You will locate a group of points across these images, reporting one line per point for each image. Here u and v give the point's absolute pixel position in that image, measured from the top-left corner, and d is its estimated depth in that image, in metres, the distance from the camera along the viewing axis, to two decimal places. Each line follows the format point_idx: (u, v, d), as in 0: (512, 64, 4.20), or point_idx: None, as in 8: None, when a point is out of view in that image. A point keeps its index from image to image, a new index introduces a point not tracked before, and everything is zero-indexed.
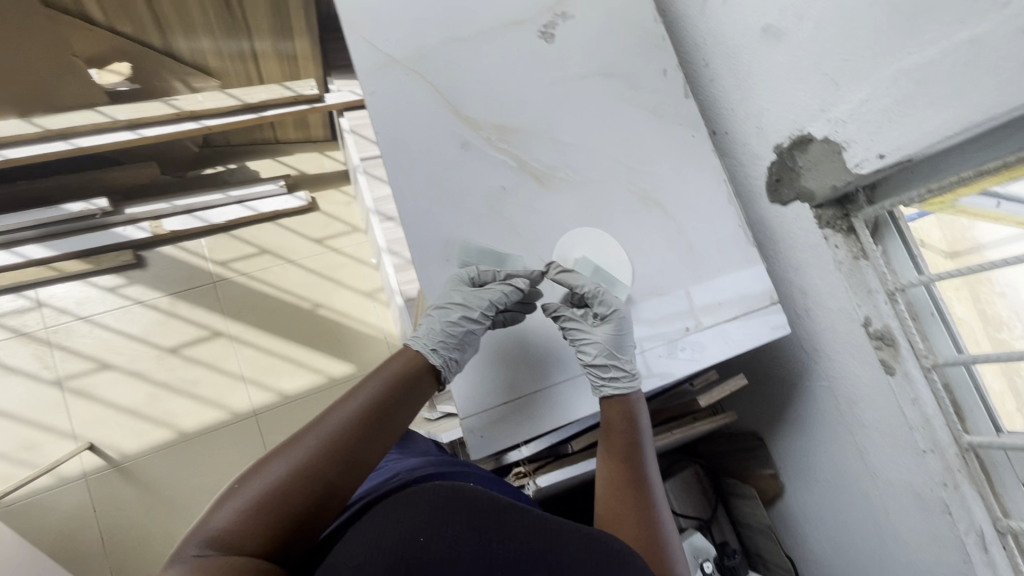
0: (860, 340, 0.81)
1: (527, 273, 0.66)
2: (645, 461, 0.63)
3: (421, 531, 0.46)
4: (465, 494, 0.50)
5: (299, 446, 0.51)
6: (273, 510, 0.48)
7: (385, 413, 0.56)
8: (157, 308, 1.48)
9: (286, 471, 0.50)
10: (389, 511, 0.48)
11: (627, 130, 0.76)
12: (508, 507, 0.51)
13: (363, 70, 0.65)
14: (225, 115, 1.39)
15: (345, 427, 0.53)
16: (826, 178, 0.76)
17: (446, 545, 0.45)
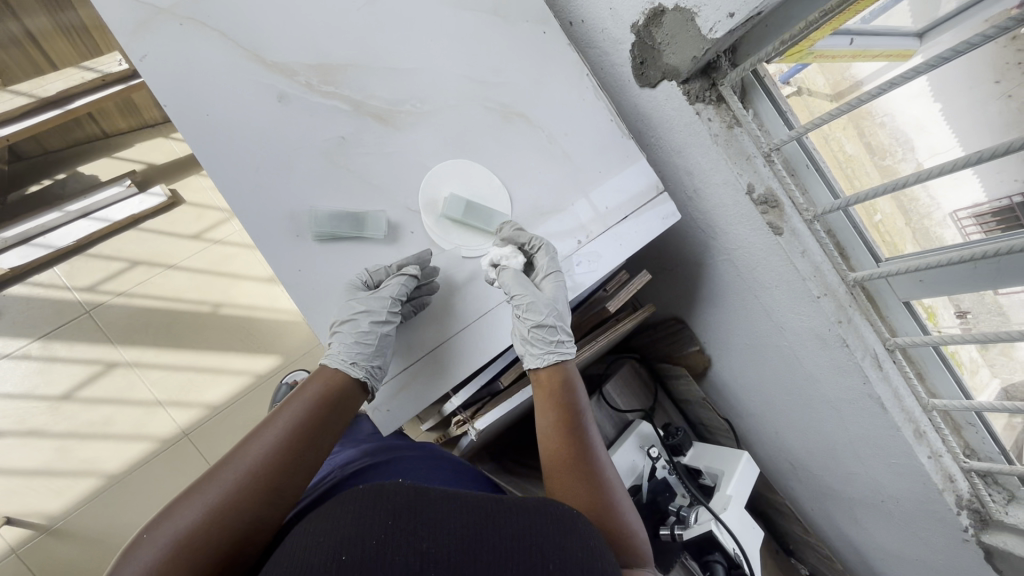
0: (747, 209, 0.80)
1: (413, 256, 0.61)
2: (585, 424, 0.61)
3: (344, 548, 0.41)
4: (390, 492, 0.45)
5: (217, 483, 0.49)
6: (187, 555, 0.46)
7: (307, 440, 0.54)
8: (30, 356, 1.31)
9: (202, 512, 0.48)
10: (313, 526, 0.43)
11: (469, 40, 0.68)
12: (442, 500, 0.45)
13: (121, 32, 0.53)
14: (21, 118, 1.15)
15: (265, 459, 0.52)
16: (685, 51, 0.72)
17: (375, 554, 0.40)
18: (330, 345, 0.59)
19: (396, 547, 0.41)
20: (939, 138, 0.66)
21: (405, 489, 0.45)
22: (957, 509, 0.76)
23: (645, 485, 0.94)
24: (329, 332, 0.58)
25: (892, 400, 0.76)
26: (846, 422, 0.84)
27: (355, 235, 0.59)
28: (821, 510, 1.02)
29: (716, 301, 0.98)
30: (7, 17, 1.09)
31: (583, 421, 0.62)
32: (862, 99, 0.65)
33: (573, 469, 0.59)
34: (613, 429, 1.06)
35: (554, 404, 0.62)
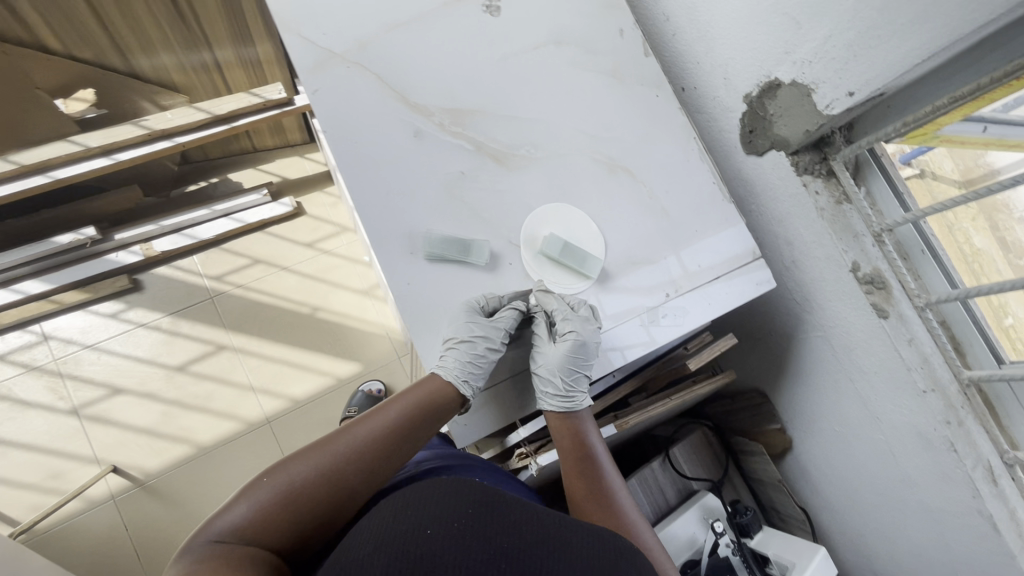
0: (849, 287, 0.78)
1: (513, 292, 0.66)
2: (601, 463, 0.63)
3: (430, 524, 0.42)
4: (469, 485, 0.47)
5: (326, 452, 0.49)
6: (287, 513, 0.46)
7: (412, 434, 0.54)
8: (159, 328, 1.50)
9: (309, 474, 0.48)
10: (397, 502, 0.45)
11: (586, 98, 0.74)
12: (517, 502, 0.47)
13: (302, 69, 0.64)
14: (197, 129, 1.38)
15: (373, 441, 0.51)
16: (798, 123, 0.73)
17: (458, 534, 0.42)
18: (442, 358, 0.59)
19: (476, 533, 0.42)
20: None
21: (481, 487, 0.47)
22: None
23: (704, 561, 0.90)
24: (443, 348, 0.58)
25: (1007, 521, 0.68)
26: (945, 536, 0.76)
27: (460, 259, 0.63)
28: None
29: (803, 379, 0.93)
30: (202, 47, 1.31)
31: (598, 461, 0.63)
32: (989, 189, 0.62)
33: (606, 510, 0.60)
34: (675, 497, 1.01)
35: (570, 452, 0.63)
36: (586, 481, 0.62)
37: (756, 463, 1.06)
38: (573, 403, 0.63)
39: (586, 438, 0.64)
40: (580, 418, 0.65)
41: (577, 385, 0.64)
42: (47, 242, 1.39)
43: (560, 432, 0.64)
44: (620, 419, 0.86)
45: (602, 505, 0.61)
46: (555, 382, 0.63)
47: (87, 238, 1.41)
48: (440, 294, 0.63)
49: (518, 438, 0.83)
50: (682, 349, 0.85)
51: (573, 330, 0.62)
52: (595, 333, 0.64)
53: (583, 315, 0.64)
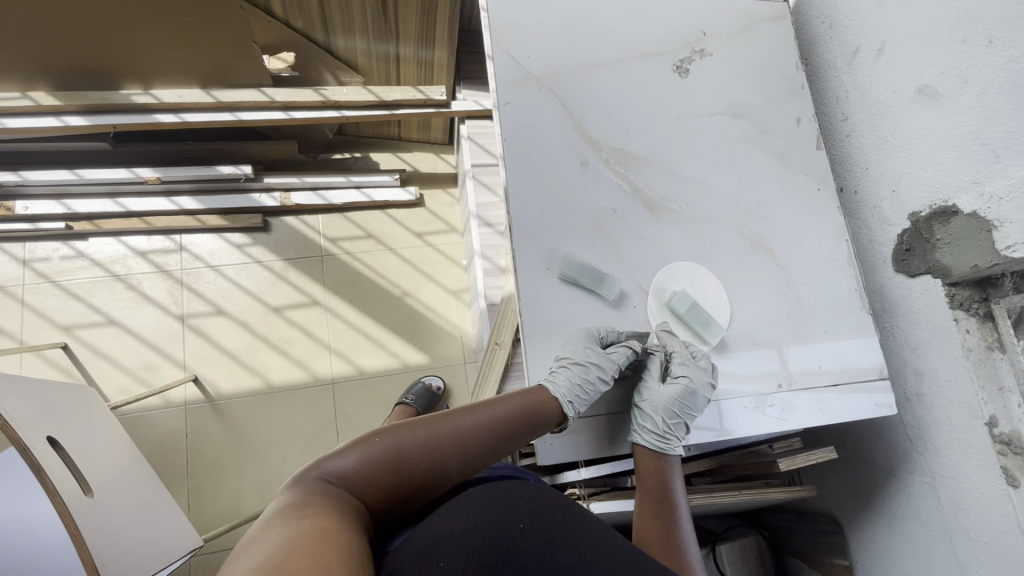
0: (980, 441, 0.71)
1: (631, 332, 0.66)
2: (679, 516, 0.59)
3: (522, 518, 0.43)
4: (554, 492, 0.48)
5: (431, 428, 0.49)
6: (383, 478, 0.46)
7: (513, 436, 0.53)
8: (271, 269, 1.64)
9: (413, 443, 0.48)
10: (488, 489, 0.46)
11: (747, 174, 0.75)
12: (598, 521, 0.48)
13: (502, 82, 0.70)
14: (364, 109, 1.55)
15: (477, 430, 0.51)
16: (966, 256, 0.70)
17: (548, 534, 0.43)
18: (552, 373, 0.60)
19: (565, 538, 0.43)
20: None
21: (564, 496, 0.48)
22: None
23: None
24: (555, 363, 0.60)
25: None
26: None
27: (592, 288, 0.66)
28: None
29: (891, 522, 0.86)
30: (391, 40, 1.45)
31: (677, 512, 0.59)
32: None
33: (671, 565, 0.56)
34: None
35: (650, 493, 0.61)
36: (662, 527, 0.58)
37: None
38: (666, 444, 0.62)
39: (671, 484, 0.62)
40: (670, 463, 0.63)
41: (676, 430, 0.63)
42: (211, 168, 1.58)
43: (645, 469, 0.63)
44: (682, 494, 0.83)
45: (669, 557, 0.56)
46: (654, 419, 0.63)
47: (243, 174, 1.59)
48: (563, 314, 0.65)
49: (576, 477, 0.83)
50: (766, 445, 0.81)
51: (687, 375, 0.63)
52: (708, 387, 0.63)
53: (701, 365, 0.64)
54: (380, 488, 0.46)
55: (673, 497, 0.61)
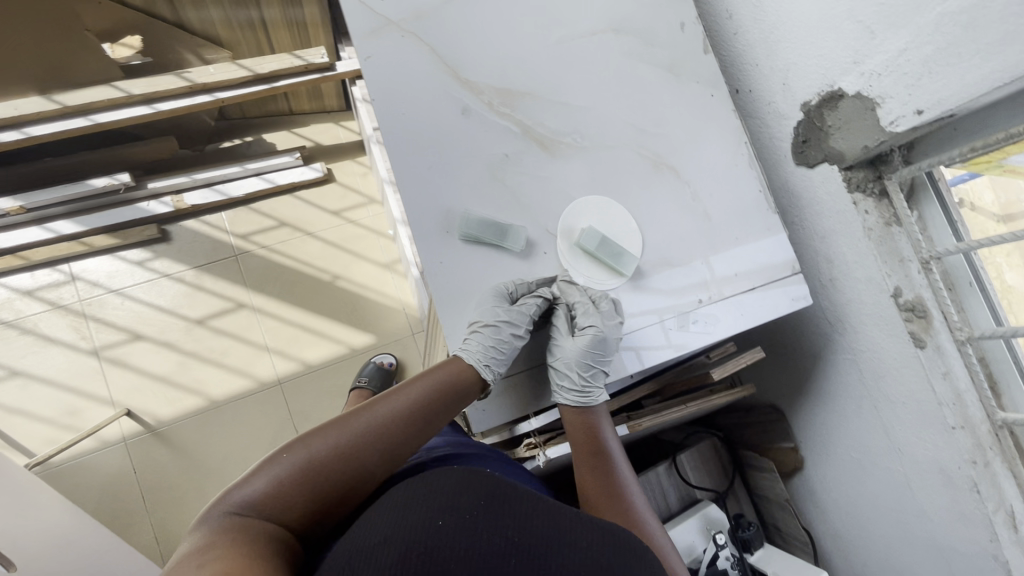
0: (888, 313, 0.76)
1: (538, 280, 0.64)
2: (611, 461, 0.62)
3: (440, 514, 0.41)
4: (480, 476, 0.46)
5: (346, 428, 0.47)
6: (305, 490, 0.44)
7: (436, 415, 0.52)
8: (183, 280, 1.52)
9: (329, 449, 0.46)
10: (406, 490, 0.44)
11: (638, 91, 0.72)
12: (530, 494, 0.46)
13: (357, 33, 0.63)
14: (239, 86, 1.38)
15: (396, 419, 0.49)
16: (857, 138, 0.71)
17: (469, 524, 0.41)
18: (465, 340, 0.58)
19: (488, 524, 0.41)
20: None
21: (492, 478, 0.46)
22: None
23: (702, 571, 0.90)
24: (467, 330, 0.58)
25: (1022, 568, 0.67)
26: None
27: (496, 243, 0.63)
28: None
29: (825, 402, 0.92)
30: (250, 4, 1.31)
31: (609, 459, 0.63)
32: None
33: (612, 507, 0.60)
34: (677, 502, 1.01)
35: (581, 447, 0.64)
36: (598, 475, 0.62)
37: (765, 479, 1.05)
38: (588, 398, 0.63)
39: (600, 431, 0.65)
40: (596, 413, 0.65)
41: (594, 380, 0.63)
42: (82, 184, 1.41)
43: (573, 424, 0.64)
44: (632, 420, 0.85)
45: (609, 502, 0.60)
46: (572, 375, 0.63)
47: (121, 183, 1.43)
48: (470, 277, 0.62)
49: (528, 428, 0.83)
50: (703, 356, 0.84)
51: (593, 324, 0.61)
52: (617, 328, 0.63)
53: (604, 309, 0.63)
54: (302, 500, 0.44)
55: (603, 445, 0.64)
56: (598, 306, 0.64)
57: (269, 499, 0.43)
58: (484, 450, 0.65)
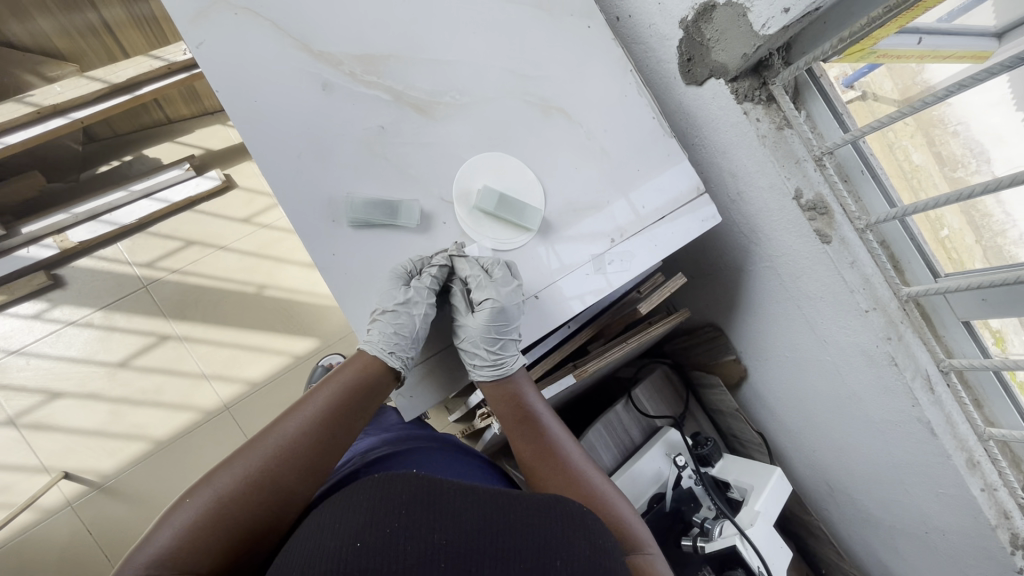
0: (793, 215, 0.76)
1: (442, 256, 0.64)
2: (539, 423, 0.68)
3: (358, 535, 0.42)
4: (402, 480, 0.46)
5: (255, 455, 0.55)
6: (225, 519, 0.51)
7: (340, 423, 0.60)
8: (92, 325, 1.40)
9: (242, 477, 0.53)
10: (330, 510, 0.45)
11: (511, 34, 0.68)
12: (452, 490, 0.46)
13: (181, 19, 0.57)
14: (96, 102, 1.22)
15: (303, 436, 0.58)
16: (734, 48, 0.70)
17: (386, 539, 0.42)
18: (369, 331, 0.63)
19: (405, 535, 0.42)
20: (1018, 149, 0.59)
21: (416, 479, 0.46)
22: (1010, 548, 0.70)
23: (670, 494, 0.92)
24: (369, 321, 0.63)
25: (944, 426, 0.71)
26: (891, 446, 0.79)
27: (388, 223, 0.62)
28: (858, 536, 0.97)
29: (756, 311, 0.95)
30: (84, 6, 1.17)
31: (537, 422, 0.68)
32: (930, 99, 0.60)
33: (549, 465, 0.66)
34: (640, 435, 1.03)
35: (510, 417, 0.68)
36: (529, 439, 0.67)
37: (715, 394, 1.08)
38: (503, 367, 0.66)
39: (523, 399, 0.69)
40: (514, 380, 0.69)
41: (505, 348, 0.66)
42: None
43: (498, 399, 0.68)
44: (578, 367, 0.85)
45: (546, 461, 0.66)
46: (482, 350, 0.65)
47: None
48: (365, 262, 0.62)
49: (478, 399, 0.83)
50: (635, 292, 0.84)
51: (490, 296, 0.62)
52: (517, 293, 0.64)
53: (497, 276, 0.64)
54: (223, 530, 0.51)
55: (528, 411, 0.68)
56: (492, 274, 0.64)
57: (191, 536, 0.50)
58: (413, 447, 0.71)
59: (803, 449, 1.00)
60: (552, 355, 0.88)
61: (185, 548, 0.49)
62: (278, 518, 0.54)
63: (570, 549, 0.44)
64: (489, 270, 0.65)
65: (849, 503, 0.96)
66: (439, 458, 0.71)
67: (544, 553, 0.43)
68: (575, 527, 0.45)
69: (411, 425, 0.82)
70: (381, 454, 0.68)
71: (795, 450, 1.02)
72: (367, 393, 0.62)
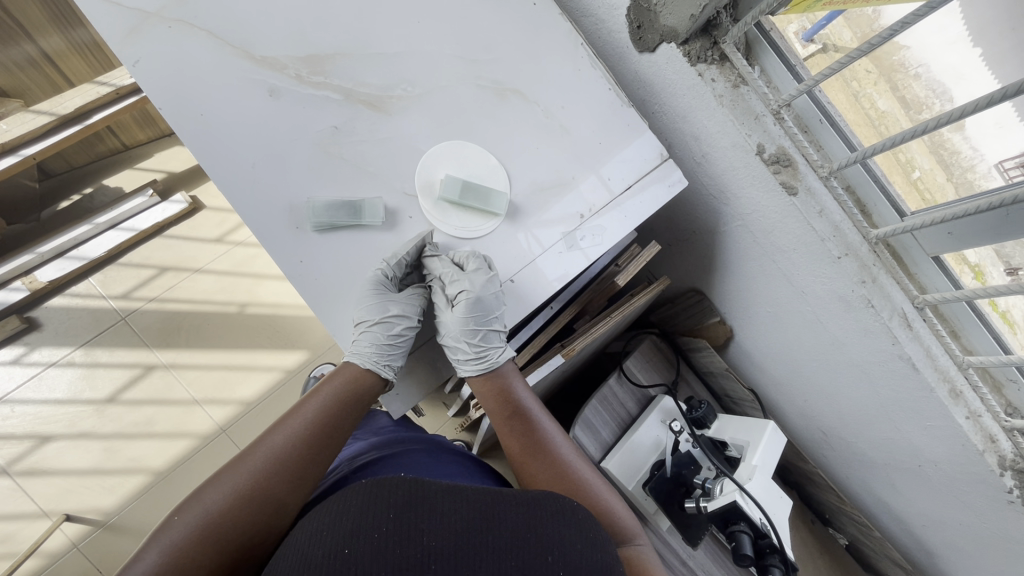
0: (758, 170, 0.77)
1: (410, 247, 0.64)
2: (528, 417, 0.70)
3: (347, 542, 0.43)
4: (390, 484, 0.47)
5: (245, 469, 0.56)
6: (217, 533, 0.52)
7: (328, 434, 0.62)
8: (74, 363, 1.37)
9: (235, 493, 0.55)
10: (318, 519, 0.46)
11: (457, 18, 0.67)
12: (440, 492, 0.47)
13: (111, 39, 0.56)
14: (46, 135, 1.18)
15: (291, 448, 0.59)
16: (682, 9, 0.71)
17: (376, 545, 0.43)
18: (357, 340, 0.63)
19: (394, 539, 0.43)
20: (978, 84, 0.59)
21: (404, 482, 0.47)
22: (999, 470, 0.72)
23: (669, 459, 0.93)
24: (357, 329, 0.63)
25: (925, 360, 0.72)
26: (878, 385, 0.80)
27: (353, 223, 0.62)
28: (856, 477, 1.00)
29: (734, 271, 0.96)
30: (21, 39, 1.13)
31: (528, 417, 0.70)
32: (877, 40, 0.61)
33: (537, 457, 0.68)
34: (635, 406, 1.03)
35: (498, 412, 0.70)
36: (517, 434, 0.69)
37: (704, 357, 1.08)
38: (486, 358, 0.67)
39: (513, 393, 0.70)
40: (501, 375, 0.70)
41: (487, 340, 0.67)
42: None
43: (487, 392, 0.70)
44: (566, 346, 0.84)
45: (535, 453, 0.69)
46: (468, 343, 0.66)
47: None
48: (337, 266, 0.62)
49: (469, 390, 0.83)
50: (612, 265, 0.84)
51: (463, 288, 0.63)
52: (491, 283, 0.64)
53: (473, 268, 0.64)
54: (215, 543, 0.52)
55: (518, 405, 0.70)
56: (467, 268, 0.65)
57: (182, 552, 0.50)
58: (404, 449, 0.73)
59: (796, 400, 1.01)
60: (539, 338, 0.87)
61: (176, 564, 0.50)
62: (269, 530, 0.56)
63: (561, 545, 0.46)
64: (464, 265, 0.65)
65: (844, 446, 0.97)
66: (427, 460, 0.72)
67: (534, 549, 0.45)
68: (566, 520, 0.48)
69: (401, 426, 0.83)
70: (369, 459, 0.70)
71: (789, 401, 1.03)
72: (352, 403, 0.64)
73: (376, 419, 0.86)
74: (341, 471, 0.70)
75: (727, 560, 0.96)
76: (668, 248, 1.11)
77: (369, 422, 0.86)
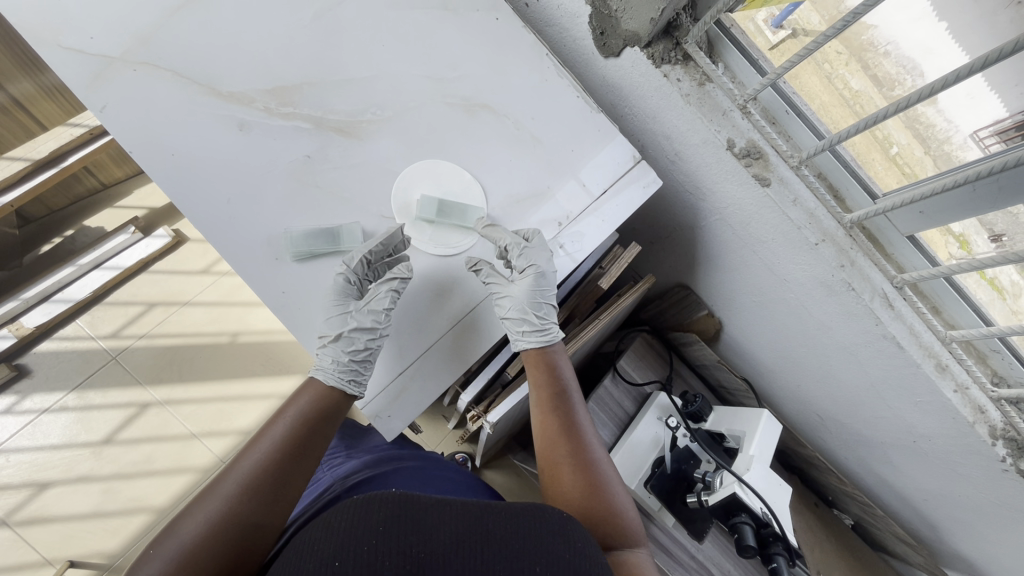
0: (730, 165, 0.78)
1: (381, 242, 0.63)
2: (569, 402, 0.70)
3: (336, 555, 0.44)
4: (381, 498, 0.47)
5: (219, 495, 0.56)
6: (192, 563, 0.52)
7: (299, 452, 0.62)
8: (68, 408, 1.36)
9: (207, 522, 0.54)
10: (311, 533, 0.46)
11: (420, 40, 0.68)
12: (430, 505, 0.48)
13: (78, 87, 0.57)
14: (21, 181, 1.18)
15: (262, 471, 0.59)
16: (642, 13, 0.73)
17: (365, 559, 0.43)
18: (320, 354, 0.63)
19: (384, 551, 0.44)
20: (946, 58, 0.60)
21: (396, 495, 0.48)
22: (991, 440, 0.73)
23: (669, 456, 0.94)
24: (319, 348, 0.63)
25: (908, 337, 0.74)
26: (867, 365, 0.82)
27: (331, 250, 0.63)
28: (855, 457, 1.01)
29: (717, 263, 0.97)
30: None
31: (568, 401, 0.70)
32: (841, 24, 0.61)
33: (565, 444, 0.67)
34: (632, 405, 1.04)
35: (543, 388, 0.70)
36: (556, 414, 0.69)
37: (695, 350, 1.09)
38: (550, 335, 0.71)
39: (561, 373, 0.72)
40: (555, 351, 0.73)
41: (547, 316, 0.71)
42: None
43: (537, 362, 0.72)
44: None
45: (566, 437, 0.68)
46: (531, 319, 0.69)
47: None
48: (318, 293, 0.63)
49: (465, 403, 0.84)
50: (597, 268, 0.85)
51: (532, 263, 0.66)
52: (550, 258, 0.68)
53: (534, 244, 0.67)
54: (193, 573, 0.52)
55: (564, 385, 0.71)
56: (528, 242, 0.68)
57: None
58: (394, 467, 0.73)
59: (787, 385, 1.03)
60: None
61: None
62: (248, 554, 0.55)
63: (549, 555, 0.46)
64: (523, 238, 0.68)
65: (838, 428, 0.98)
66: (423, 475, 0.73)
67: (523, 561, 0.45)
68: (556, 534, 0.48)
69: (396, 444, 0.83)
70: (362, 478, 0.70)
71: (781, 387, 1.05)
72: (318, 419, 0.64)
73: (370, 439, 0.86)
74: (332, 492, 0.70)
75: (734, 553, 0.96)
76: (650, 246, 1.12)
77: (362, 442, 0.86)
